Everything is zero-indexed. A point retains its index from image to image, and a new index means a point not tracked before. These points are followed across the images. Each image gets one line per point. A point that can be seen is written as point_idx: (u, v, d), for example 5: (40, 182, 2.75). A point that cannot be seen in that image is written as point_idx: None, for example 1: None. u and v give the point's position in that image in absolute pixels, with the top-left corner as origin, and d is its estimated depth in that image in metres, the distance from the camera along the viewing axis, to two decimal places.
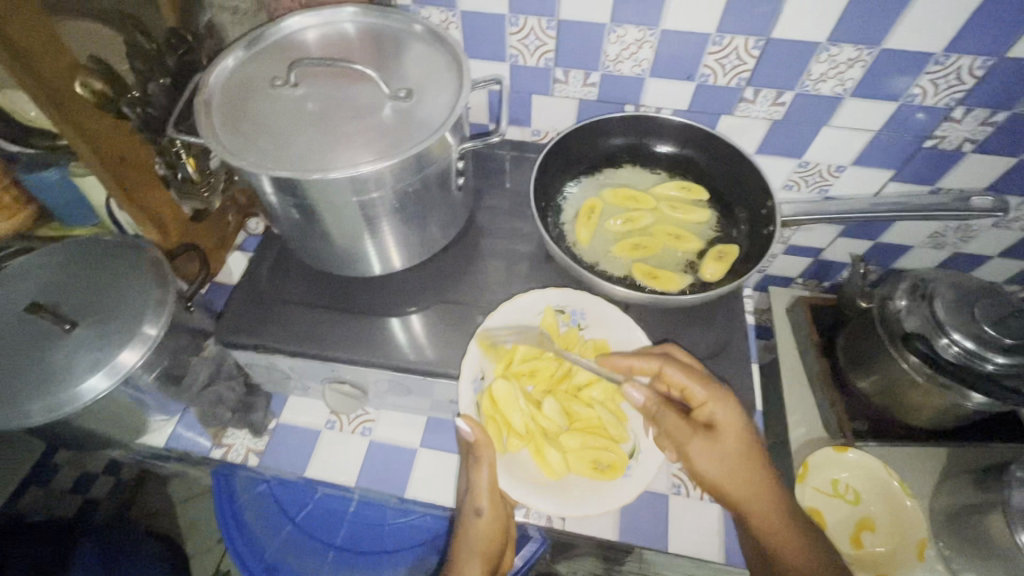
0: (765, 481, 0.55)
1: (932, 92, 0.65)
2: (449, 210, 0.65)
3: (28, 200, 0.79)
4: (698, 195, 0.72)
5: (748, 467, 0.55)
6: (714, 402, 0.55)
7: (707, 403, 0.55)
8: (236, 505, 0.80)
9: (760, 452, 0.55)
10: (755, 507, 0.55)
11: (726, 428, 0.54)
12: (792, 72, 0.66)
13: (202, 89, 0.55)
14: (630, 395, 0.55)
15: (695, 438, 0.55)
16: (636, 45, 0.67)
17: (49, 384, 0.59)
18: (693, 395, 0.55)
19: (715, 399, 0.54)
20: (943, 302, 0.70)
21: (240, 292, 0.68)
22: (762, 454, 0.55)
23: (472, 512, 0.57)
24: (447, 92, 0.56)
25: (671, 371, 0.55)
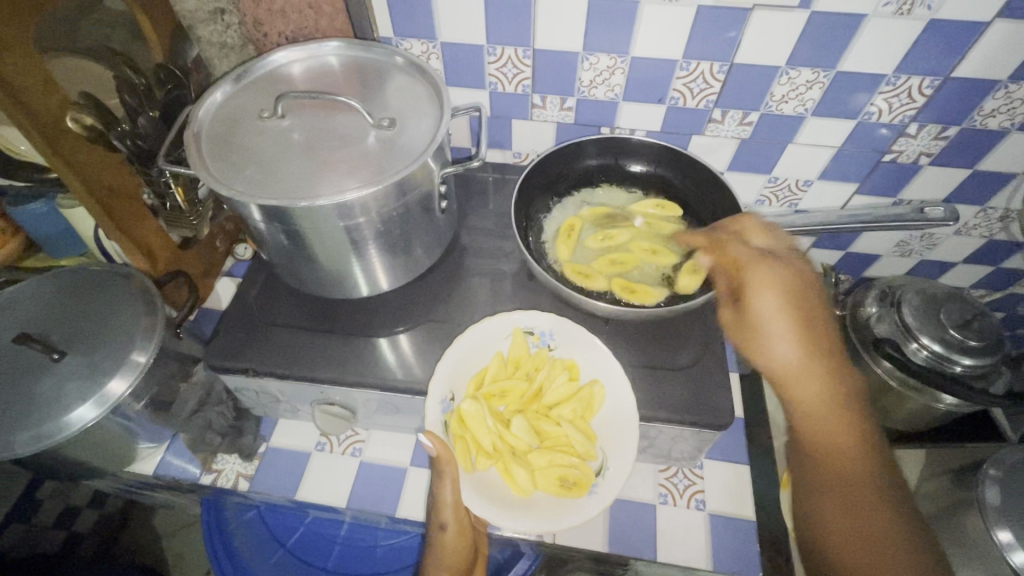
0: (814, 353, 0.52)
1: (887, 110, 0.69)
2: (434, 232, 0.67)
3: (16, 230, 0.81)
4: (674, 211, 0.73)
5: (801, 337, 0.52)
6: (751, 267, 0.55)
7: (744, 267, 0.55)
8: (225, 535, 0.81)
9: (808, 324, 0.53)
10: (793, 382, 0.52)
11: (762, 292, 0.53)
12: (757, 93, 0.70)
13: (191, 121, 0.57)
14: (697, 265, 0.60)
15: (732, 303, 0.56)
16: (608, 71, 0.71)
17: (36, 414, 0.59)
18: (736, 257, 0.56)
19: (753, 265, 0.55)
20: (911, 308, 0.74)
21: (228, 318, 0.69)
22: (802, 326, 0.52)
23: (437, 527, 0.57)
24: (428, 119, 0.59)
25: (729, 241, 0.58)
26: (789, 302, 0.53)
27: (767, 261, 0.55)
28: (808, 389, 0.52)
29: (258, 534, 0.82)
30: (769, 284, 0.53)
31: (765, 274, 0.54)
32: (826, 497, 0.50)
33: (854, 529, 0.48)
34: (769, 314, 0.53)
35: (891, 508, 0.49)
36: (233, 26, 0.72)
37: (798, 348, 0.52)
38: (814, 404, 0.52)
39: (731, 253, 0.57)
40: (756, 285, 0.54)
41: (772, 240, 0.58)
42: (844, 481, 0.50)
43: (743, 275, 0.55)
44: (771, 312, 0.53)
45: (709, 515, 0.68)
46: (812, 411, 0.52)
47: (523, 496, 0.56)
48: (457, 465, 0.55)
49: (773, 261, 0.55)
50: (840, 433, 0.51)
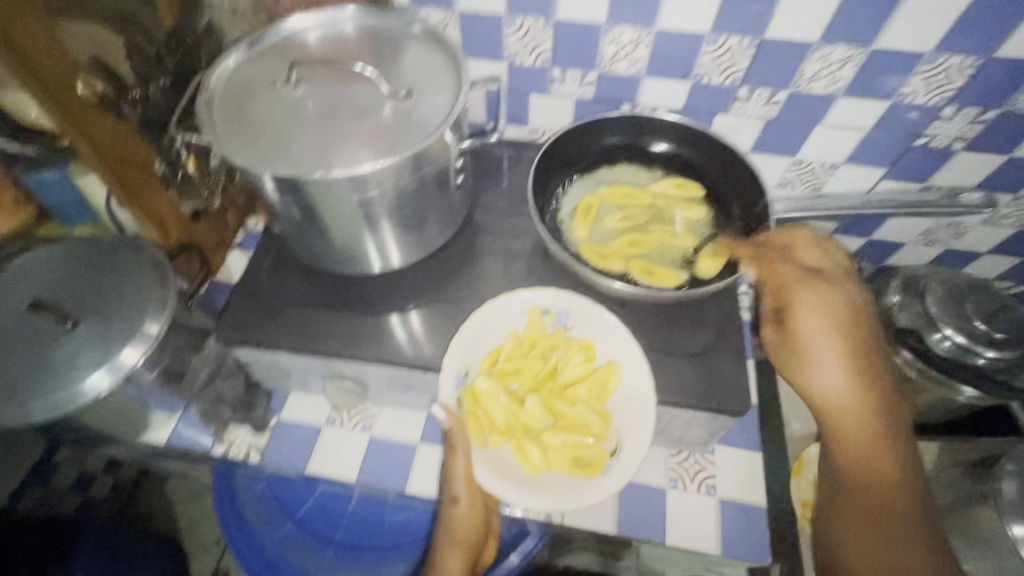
0: (848, 370, 0.56)
1: (923, 91, 0.66)
2: (449, 208, 0.66)
3: (29, 200, 0.81)
4: (694, 192, 0.71)
5: (836, 353, 0.56)
6: (799, 288, 0.59)
7: (790, 284, 0.59)
8: (236, 503, 0.81)
9: (847, 341, 0.57)
10: (833, 403, 0.56)
11: (806, 312, 0.58)
12: (787, 70, 0.67)
13: (204, 86, 0.56)
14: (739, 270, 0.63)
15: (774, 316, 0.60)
16: (632, 45, 0.68)
17: (47, 383, 0.59)
18: (779, 274, 0.61)
19: (798, 285, 0.59)
20: (936, 297, 0.72)
21: (240, 290, 0.69)
22: (845, 347, 0.56)
23: (450, 500, 0.60)
24: (446, 92, 0.57)
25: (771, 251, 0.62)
26: (835, 325, 0.57)
27: (811, 282, 0.59)
28: (847, 411, 0.56)
29: (269, 505, 0.83)
30: (816, 305, 0.58)
31: (811, 295, 0.58)
32: (851, 517, 0.54)
33: (872, 524, 0.52)
34: (810, 332, 0.57)
35: (923, 533, 0.51)
36: None
37: (843, 372, 0.56)
38: (850, 426, 0.56)
39: (774, 269, 0.61)
40: (802, 304, 0.58)
41: (822, 259, 0.62)
42: (873, 499, 0.53)
43: (790, 294, 0.59)
44: (817, 334, 0.57)
45: (719, 501, 0.68)
46: (841, 420, 0.56)
47: (535, 474, 0.56)
48: (469, 441, 0.57)
49: (819, 283, 0.59)
50: (873, 456, 0.55)
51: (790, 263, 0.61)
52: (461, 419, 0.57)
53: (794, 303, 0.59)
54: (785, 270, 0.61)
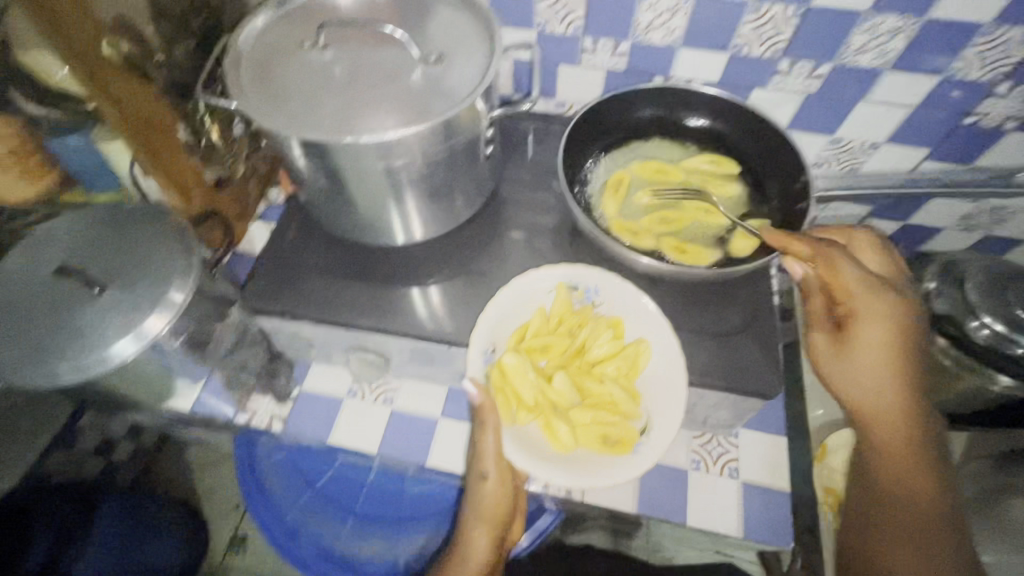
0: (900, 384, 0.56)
1: (977, 66, 0.62)
2: (476, 180, 0.64)
3: (53, 165, 0.79)
4: (730, 168, 0.69)
5: (889, 367, 0.56)
6: (858, 294, 0.57)
7: (853, 290, 0.57)
8: (257, 472, 0.83)
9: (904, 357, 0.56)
10: (878, 413, 0.56)
11: (871, 323, 0.56)
12: (833, 41, 0.64)
13: (231, 48, 0.55)
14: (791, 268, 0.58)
15: (832, 322, 0.58)
16: (669, 13, 0.65)
17: (76, 345, 0.59)
18: (840, 278, 0.57)
19: (862, 293, 0.57)
20: (976, 284, 0.70)
21: (265, 260, 0.68)
22: (898, 358, 0.56)
23: (478, 476, 0.59)
24: (477, 58, 0.55)
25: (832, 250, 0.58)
26: (891, 335, 0.56)
27: (875, 290, 0.57)
28: (892, 421, 0.55)
29: (290, 474, 0.84)
30: (878, 315, 0.56)
31: (874, 304, 0.57)
32: (885, 526, 0.53)
33: (905, 535, 0.52)
34: (873, 343, 0.56)
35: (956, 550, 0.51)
36: None
37: (892, 383, 0.55)
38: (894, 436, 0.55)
39: (837, 271, 0.57)
40: (866, 314, 0.57)
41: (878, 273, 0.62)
42: (910, 513, 0.53)
43: (849, 299, 0.57)
44: (872, 340, 0.56)
45: (742, 484, 0.67)
46: (887, 433, 0.55)
47: (564, 452, 0.55)
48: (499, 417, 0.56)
49: (883, 293, 0.57)
50: (913, 469, 0.54)
51: (855, 268, 0.58)
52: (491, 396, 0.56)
53: (853, 309, 0.57)
54: (847, 273, 0.57)
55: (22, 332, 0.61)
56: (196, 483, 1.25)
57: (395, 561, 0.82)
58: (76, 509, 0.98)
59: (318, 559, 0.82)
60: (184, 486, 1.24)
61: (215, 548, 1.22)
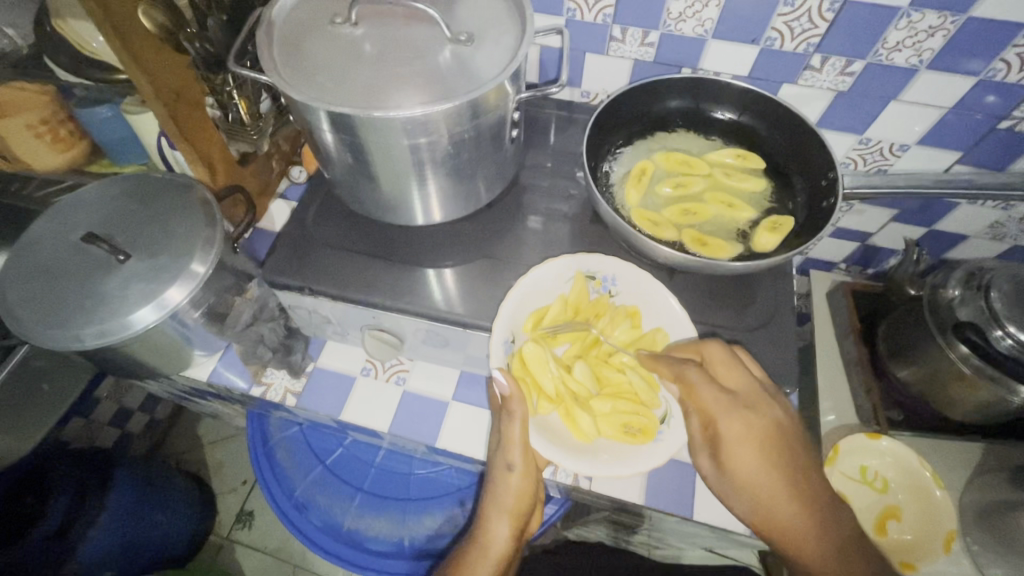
0: (786, 499, 0.54)
1: (1017, 68, 0.61)
2: (498, 164, 0.64)
3: (82, 134, 0.82)
4: (754, 163, 0.68)
5: (765, 485, 0.54)
6: (722, 416, 0.55)
7: (715, 410, 0.55)
8: (269, 446, 0.85)
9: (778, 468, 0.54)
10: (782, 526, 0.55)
11: (734, 450, 0.55)
12: (867, 36, 0.62)
13: (264, 21, 0.55)
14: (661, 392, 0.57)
15: (707, 449, 0.56)
16: (701, 3, 0.64)
17: (100, 311, 0.61)
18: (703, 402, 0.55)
19: (721, 409, 0.55)
20: (1000, 294, 0.67)
21: (286, 235, 0.69)
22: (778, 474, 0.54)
23: (505, 467, 0.59)
24: (507, 41, 0.55)
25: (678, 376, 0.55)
26: (763, 451, 0.54)
27: (739, 408, 0.55)
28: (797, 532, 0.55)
29: (300, 449, 0.85)
30: (744, 436, 0.54)
31: (739, 424, 0.55)
32: None
33: None
34: (749, 466, 0.54)
35: None
36: None
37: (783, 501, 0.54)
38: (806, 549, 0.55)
39: (693, 395, 0.55)
40: (732, 442, 0.55)
41: (742, 375, 0.56)
42: None
43: (717, 423, 0.55)
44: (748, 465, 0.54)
45: None
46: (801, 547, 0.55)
47: (585, 441, 0.57)
48: (525, 408, 0.56)
49: (742, 404, 0.55)
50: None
51: (712, 386, 0.55)
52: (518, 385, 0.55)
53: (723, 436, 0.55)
54: (703, 393, 0.55)
55: (51, 296, 0.62)
56: (208, 457, 1.29)
57: (401, 541, 0.83)
58: (88, 474, 0.98)
59: (322, 534, 0.83)
60: (196, 458, 1.28)
61: (221, 523, 1.25)
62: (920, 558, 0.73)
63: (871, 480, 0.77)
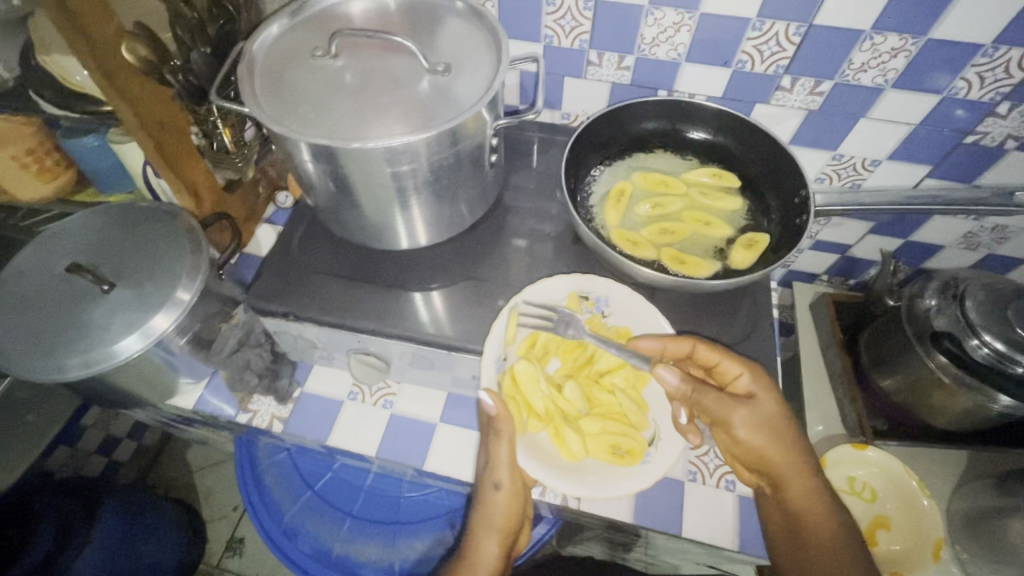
0: (798, 449, 0.59)
1: (977, 86, 0.63)
2: (480, 188, 0.65)
3: (68, 164, 0.83)
4: (730, 182, 0.70)
5: (782, 439, 0.59)
6: (748, 377, 0.58)
7: (742, 376, 0.58)
8: (257, 472, 0.84)
9: (793, 424, 0.60)
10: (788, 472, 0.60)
11: (760, 411, 0.58)
12: (833, 59, 0.65)
13: (246, 56, 0.56)
14: (664, 377, 0.55)
15: (737, 412, 0.57)
16: (673, 29, 0.66)
17: (84, 341, 0.61)
18: (727, 372, 0.59)
19: (749, 373, 0.58)
20: (975, 303, 0.68)
21: (271, 262, 0.70)
22: (789, 424, 0.59)
23: (491, 486, 0.58)
24: (484, 69, 0.56)
25: (704, 350, 0.58)
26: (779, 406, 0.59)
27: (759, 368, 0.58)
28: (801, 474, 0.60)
29: (289, 475, 0.85)
30: (768, 395, 0.58)
31: (763, 385, 0.58)
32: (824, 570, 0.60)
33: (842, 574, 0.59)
34: (769, 417, 0.58)
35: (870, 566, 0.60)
36: None
37: (792, 449, 0.59)
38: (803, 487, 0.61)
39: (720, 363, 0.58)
40: (758, 404, 0.58)
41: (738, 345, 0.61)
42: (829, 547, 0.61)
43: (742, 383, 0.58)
44: (768, 418, 0.58)
45: (739, 497, 0.67)
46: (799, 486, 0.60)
47: (573, 460, 0.57)
48: (513, 428, 0.57)
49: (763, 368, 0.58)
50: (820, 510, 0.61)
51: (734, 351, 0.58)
52: (507, 406, 0.56)
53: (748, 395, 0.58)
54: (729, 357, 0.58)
55: (34, 327, 0.62)
56: (198, 483, 1.28)
57: (391, 566, 0.82)
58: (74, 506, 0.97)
59: (312, 561, 0.82)
60: (185, 484, 1.27)
61: (212, 551, 1.23)
62: (912, 568, 0.73)
63: (860, 491, 0.78)
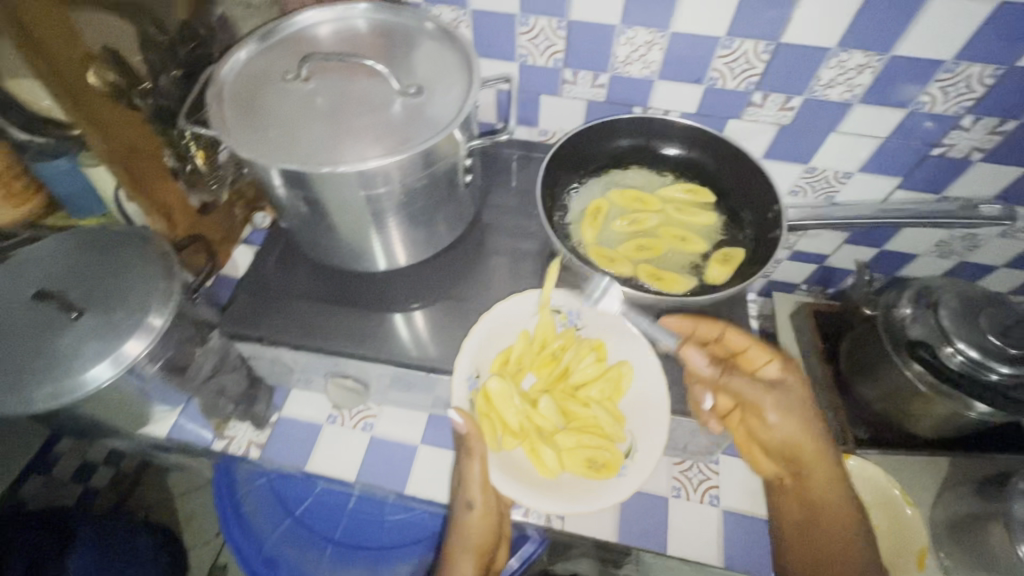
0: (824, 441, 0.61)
1: (941, 100, 0.64)
2: (456, 207, 0.65)
3: (38, 188, 0.79)
4: (704, 198, 0.71)
5: (809, 426, 0.61)
6: (773, 361, 0.62)
7: (767, 361, 0.62)
8: (236, 498, 0.82)
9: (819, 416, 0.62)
10: (812, 461, 0.61)
11: (792, 396, 0.61)
12: (802, 75, 0.66)
13: (214, 81, 0.56)
14: (691, 356, 0.59)
15: (764, 394, 0.61)
16: (645, 47, 0.67)
17: (52, 371, 0.59)
18: (754, 358, 0.63)
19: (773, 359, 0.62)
20: (949, 311, 0.70)
21: (247, 285, 0.69)
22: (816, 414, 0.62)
23: (465, 506, 0.59)
24: (457, 89, 0.56)
25: (736, 333, 0.62)
26: (804, 394, 0.62)
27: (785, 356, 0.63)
28: (823, 464, 0.62)
29: (269, 501, 0.82)
30: (791, 381, 0.62)
31: (785, 370, 0.62)
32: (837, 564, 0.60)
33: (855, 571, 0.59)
34: (796, 404, 0.61)
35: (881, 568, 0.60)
36: None
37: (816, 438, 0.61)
38: (826, 480, 0.62)
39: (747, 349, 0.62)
40: (785, 389, 0.61)
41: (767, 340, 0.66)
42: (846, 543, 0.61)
43: (767, 367, 0.62)
44: (795, 404, 0.61)
45: (722, 511, 0.68)
46: (823, 479, 0.61)
47: (550, 476, 0.56)
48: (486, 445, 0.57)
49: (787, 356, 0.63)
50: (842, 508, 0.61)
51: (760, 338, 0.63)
52: (477, 423, 0.56)
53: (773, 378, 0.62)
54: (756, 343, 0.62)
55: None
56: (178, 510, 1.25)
57: None
58: (45, 540, 0.94)
59: None
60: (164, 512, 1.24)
61: None
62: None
63: None
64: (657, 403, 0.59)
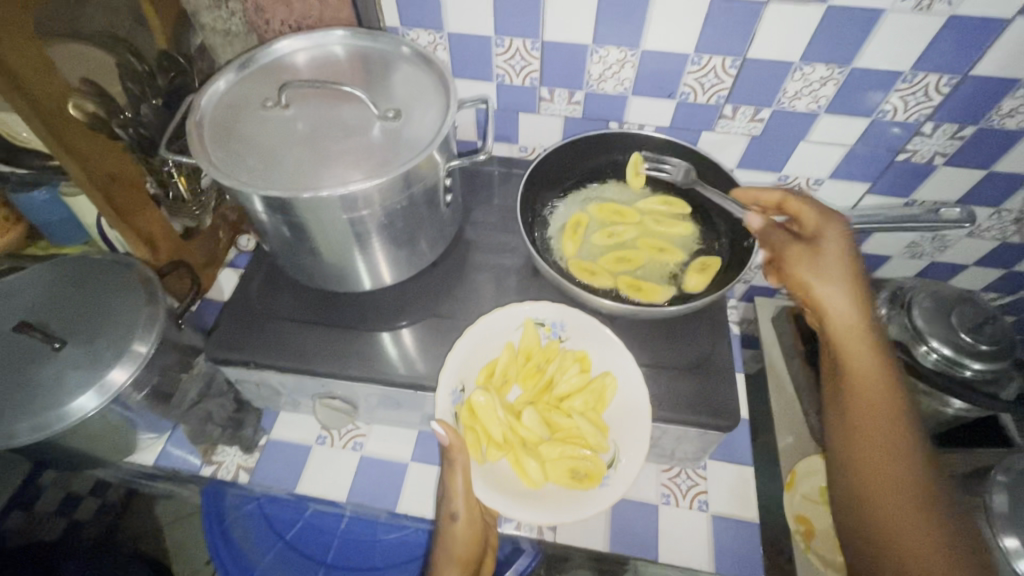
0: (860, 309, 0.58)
1: (902, 109, 0.67)
2: (438, 226, 0.66)
3: (19, 217, 0.80)
4: (681, 210, 0.72)
5: (848, 290, 0.59)
6: (823, 222, 0.61)
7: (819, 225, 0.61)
8: (224, 524, 0.75)
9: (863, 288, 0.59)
10: (843, 329, 0.58)
11: (831, 257, 0.59)
12: (768, 89, 0.68)
13: (193, 110, 0.56)
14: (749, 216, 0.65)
15: (800, 248, 0.61)
16: (618, 65, 0.69)
17: (34, 403, 0.58)
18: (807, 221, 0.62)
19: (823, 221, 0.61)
20: (922, 310, 0.71)
21: (230, 309, 0.69)
22: (858, 283, 0.59)
23: (449, 517, 0.58)
24: (434, 111, 0.58)
25: (793, 199, 0.63)
26: (850, 259, 0.59)
27: (835, 219, 0.61)
28: (852, 331, 0.58)
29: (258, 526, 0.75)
30: (836, 243, 0.60)
31: (834, 232, 0.60)
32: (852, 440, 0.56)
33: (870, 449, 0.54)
34: (834, 263, 0.59)
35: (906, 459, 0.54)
36: (237, 14, 0.70)
37: (847, 301, 0.58)
38: (857, 351, 0.58)
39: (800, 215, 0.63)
40: (824, 250, 0.60)
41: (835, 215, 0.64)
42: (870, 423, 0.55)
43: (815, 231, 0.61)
44: (830, 262, 0.59)
45: (711, 516, 0.69)
46: (852, 349, 0.58)
47: (534, 487, 0.57)
48: (468, 456, 0.56)
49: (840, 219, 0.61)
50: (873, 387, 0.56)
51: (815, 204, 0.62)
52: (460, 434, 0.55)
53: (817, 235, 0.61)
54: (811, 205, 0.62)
55: None
56: None
57: None
58: None
59: None
60: None
61: None
62: None
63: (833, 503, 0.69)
64: (639, 412, 0.59)
